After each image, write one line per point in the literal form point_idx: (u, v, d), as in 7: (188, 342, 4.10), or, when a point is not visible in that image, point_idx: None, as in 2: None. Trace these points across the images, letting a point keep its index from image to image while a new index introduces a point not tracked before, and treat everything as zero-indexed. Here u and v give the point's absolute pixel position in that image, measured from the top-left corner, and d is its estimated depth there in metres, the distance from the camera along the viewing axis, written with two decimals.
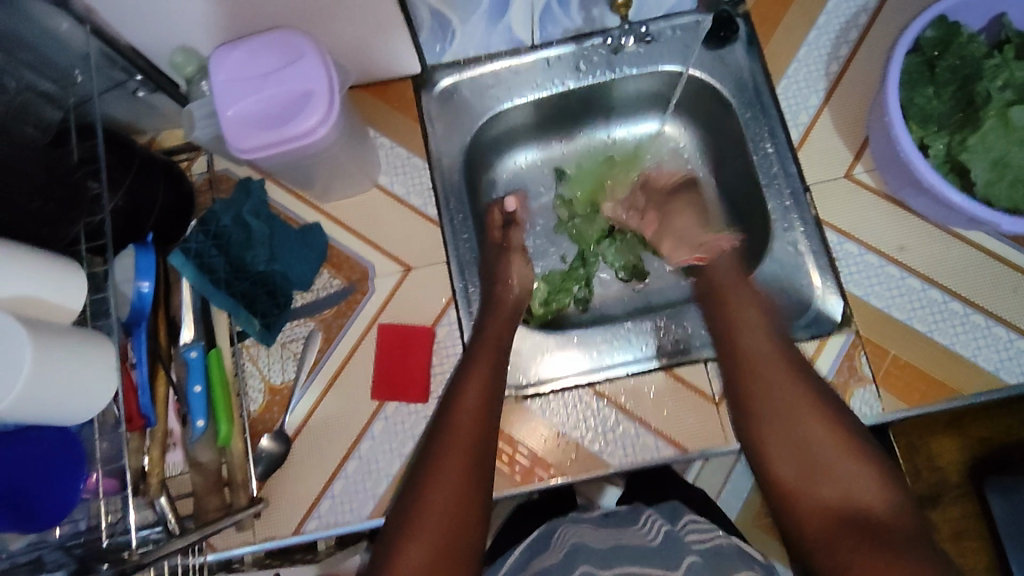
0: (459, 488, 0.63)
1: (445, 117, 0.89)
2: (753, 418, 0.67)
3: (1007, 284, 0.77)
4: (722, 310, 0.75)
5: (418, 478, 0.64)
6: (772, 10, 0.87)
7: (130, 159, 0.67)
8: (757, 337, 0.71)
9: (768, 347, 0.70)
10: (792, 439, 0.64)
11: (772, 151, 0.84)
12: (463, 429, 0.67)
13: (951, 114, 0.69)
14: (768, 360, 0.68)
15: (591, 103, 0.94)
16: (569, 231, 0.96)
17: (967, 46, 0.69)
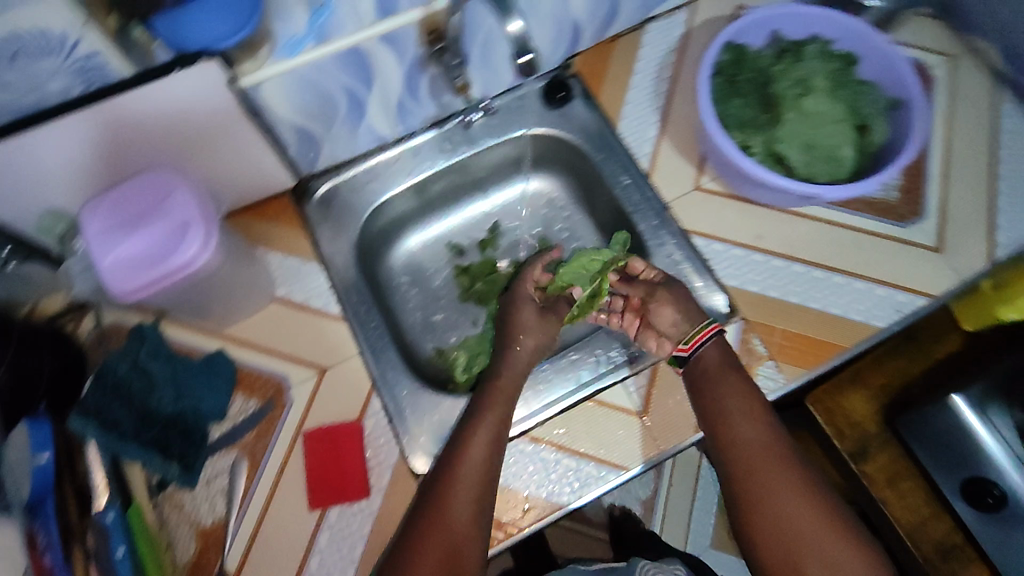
0: (468, 520, 0.70)
1: (330, 220, 0.93)
2: (737, 504, 0.74)
3: (852, 245, 0.88)
4: (709, 389, 0.78)
5: (426, 511, 0.71)
6: (596, 67, 1.01)
7: (9, 334, 0.69)
8: (745, 419, 0.76)
9: (756, 431, 0.76)
10: (778, 520, 0.71)
11: (630, 183, 0.95)
12: (477, 467, 0.72)
13: (756, 118, 0.84)
14: (761, 446, 0.75)
15: (467, 177, 1.02)
16: (475, 296, 1.01)
17: (751, 68, 0.85)
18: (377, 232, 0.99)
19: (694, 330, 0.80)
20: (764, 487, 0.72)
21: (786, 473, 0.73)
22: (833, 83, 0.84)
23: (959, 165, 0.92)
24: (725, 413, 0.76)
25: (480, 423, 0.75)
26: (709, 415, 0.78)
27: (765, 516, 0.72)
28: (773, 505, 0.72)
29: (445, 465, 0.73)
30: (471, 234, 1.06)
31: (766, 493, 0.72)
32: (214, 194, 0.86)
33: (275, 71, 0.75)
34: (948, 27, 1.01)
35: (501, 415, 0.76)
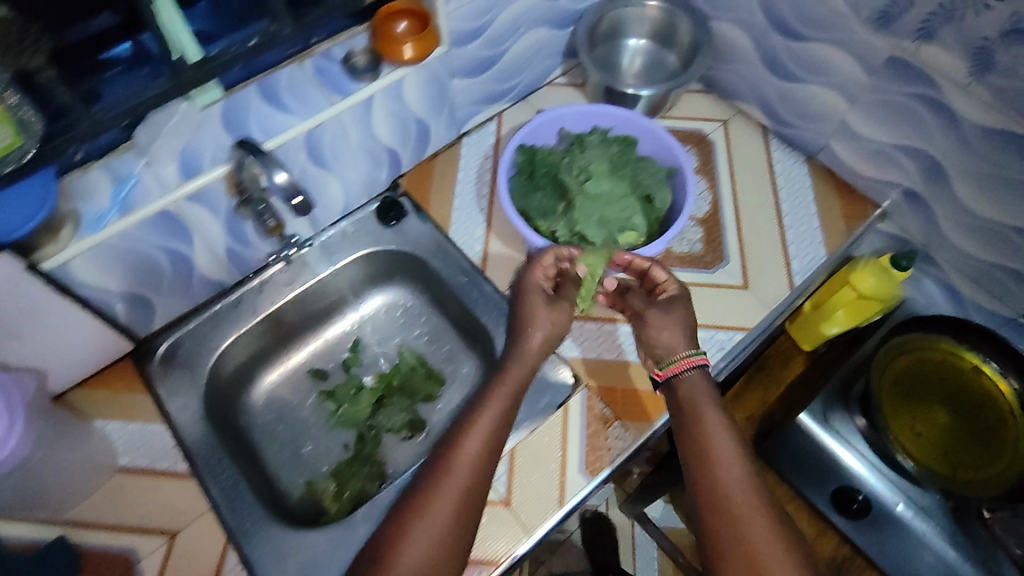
0: (467, 481, 0.73)
1: (175, 376, 0.92)
2: (710, 536, 0.69)
3: None
4: (692, 416, 0.78)
5: (412, 511, 0.71)
6: (421, 182, 1.08)
7: None
8: (728, 450, 0.73)
9: (741, 471, 0.72)
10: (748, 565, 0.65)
11: (466, 281, 1.00)
12: (471, 465, 0.74)
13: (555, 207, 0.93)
14: (747, 489, 0.70)
15: (318, 302, 1.04)
16: (342, 420, 1.02)
17: (541, 173, 0.94)
18: (231, 377, 0.98)
19: (677, 357, 0.83)
20: (747, 534, 0.66)
21: (770, 520, 0.68)
22: (613, 166, 0.95)
23: (748, 211, 1.04)
24: (707, 443, 0.74)
25: (481, 423, 0.77)
26: (692, 446, 0.75)
27: (746, 565, 0.65)
28: (744, 545, 0.66)
29: (440, 465, 0.74)
30: (332, 357, 1.07)
31: (748, 541, 0.66)
32: (42, 375, 0.85)
33: (82, 248, 0.76)
34: (718, 98, 1.16)
35: (501, 415, 0.79)
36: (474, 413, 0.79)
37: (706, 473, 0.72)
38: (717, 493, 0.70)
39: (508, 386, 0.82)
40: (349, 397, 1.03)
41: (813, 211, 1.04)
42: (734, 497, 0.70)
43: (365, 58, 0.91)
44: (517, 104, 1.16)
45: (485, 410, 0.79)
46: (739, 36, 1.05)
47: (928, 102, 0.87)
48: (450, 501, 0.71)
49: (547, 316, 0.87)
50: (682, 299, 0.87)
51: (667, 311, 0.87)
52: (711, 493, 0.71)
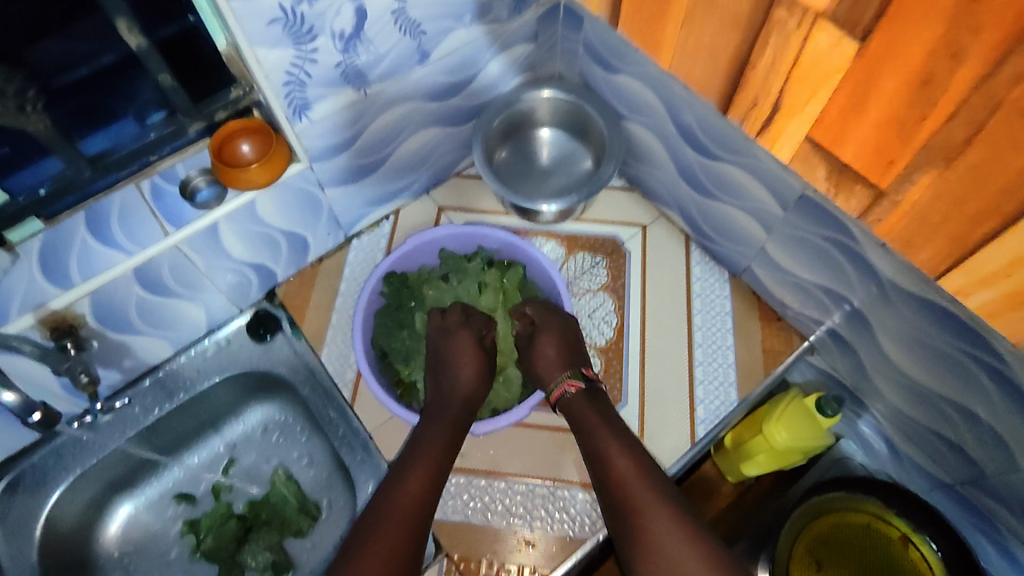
0: (419, 495, 0.72)
1: (10, 517, 0.86)
2: (622, 534, 0.69)
3: (555, 448, 0.87)
4: (587, 433, 0.78)
5: (355, 545, 0.68)
6: (300, 294, 0.99)
7: None
8: (622, 450, 0.75)
9: (637, 467, 0.73)
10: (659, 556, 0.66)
11: (335, 415, 0.92)
12: (411, 501, 0.71)
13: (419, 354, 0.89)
14: (644, 484, 0.71)
15: (184, 423, 0.97)
16: (203, 553, 0.94)
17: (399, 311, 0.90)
18: (79, 513, 0.92)
19: (554, 383, 0.82)
20: (650, 524, 0.68)
21: (671, 509, 0.69)
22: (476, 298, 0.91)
23: (655, 340, 0.93)
24: (605, 456, 0.75)
25: (421, 457, 0.75)
26: (592, 464, 0.76)
27: (654, 555, 0.66)
28: (651, 536, 0.67)
29: (381, 497, 0.72)
30: (200, 480, 1.00)
31: (655, 543, 0.67)
32: None
33: None
34: (640, 195, 1.05)
35: (442, 449, 0.76)
36: (414, 447, 0.77)
37: (608, 486, 0.73)
38: (620, 502, 0.71)
39: (446, 417, 0.80)
40: (209, 529, 0.94)
41: (729, 344, 0.92)
42: (636, 494, 0.70)
43: (206, 180, 0.80)
44: (417, 201, 1.05)
45: (425, 442, 0.77)
46: (652, 140, 0.94)
47: (843, 249, 0.76)
48: (392, 530, 0.69)
49: (470, 352, 0.83)
50: (551, 327, 0.86)
51: (548, 337, 0.85)
52: (616, 504, 0.71)
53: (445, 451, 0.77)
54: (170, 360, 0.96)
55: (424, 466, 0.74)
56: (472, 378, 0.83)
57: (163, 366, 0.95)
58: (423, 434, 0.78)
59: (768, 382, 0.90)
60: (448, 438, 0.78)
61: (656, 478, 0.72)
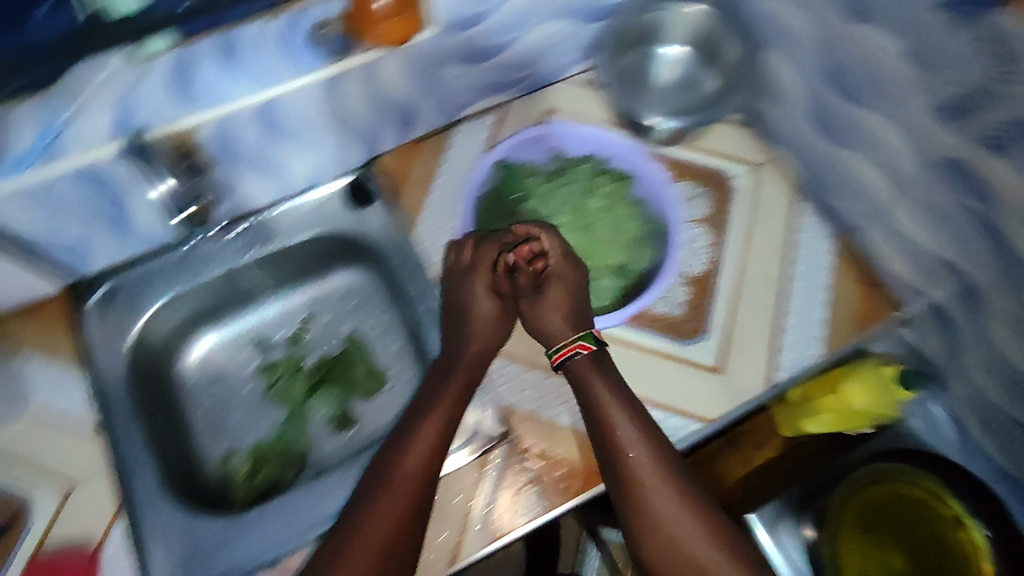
0: (425, 455, 0.76)
1: (110, 320, 0.91)
2: (626, 509, 0.74)
3: (631, 362, 0.86)
4: (595, 408, 0.78)
5: (367, 506, 0.73)
6: (399, 168, 1.00)
7: None
8: (630, 428, 0.77)
9: (644, 445, 0.76)
10: (662, 539, 0.72)
11: (419, 290, 0.95)
12: (417, 461, 0.75)
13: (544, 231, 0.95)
14: (652, 465, 0.75)
15: (271, 272, 1.01)
16: (276, 395, 1.00)
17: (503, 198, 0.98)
18: (166, 333, 0.96)
19: (561, 343, 0.84)
20: (658, 508, 0.73)
21: (675, 491, 0.74)
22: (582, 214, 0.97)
23: (749, 281, 0.92)
24: (608, 428, 0.77)
25: (429, 419, 0.79)
26: (596, 433, 0.78)
27: (660, 536, 0.72)
28: (658, 520, 0.72)
29: (393, 458, 0.76)
30: (281, 328, 1.04)
31: (658, 514, 0.72)
32: None
33: None
34: (755, 134, 1.01)
35: (449, 408, 0.80)
36: (420, 410, 0.81)
37: (610, 458, 0.76)
38: (623, 473, 0.75)
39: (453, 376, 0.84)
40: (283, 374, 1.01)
41: (820, 298, 0.91)
42: (644, 476, 0.74)
43: (336, 31, 0.78)
44: (525, 100, 1.04)
45: (433, 403, 0.81)
46: (792, 76, 0.90)
47: (980, 220, 0.73)
48: (401, 491, 0.73)
49: (487, 305, 0.89)
50: (563, 277, 0.90)
51: (558, 283, 0.89)
52: (618, 476, 0.75)
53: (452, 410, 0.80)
54: (275, 206, 0.98)
55: (432, 423, 0.79)
56: (489, 327, 0.88)
57: (266, 209, 0.98)
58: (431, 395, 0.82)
59: (845, 351, 0.89)
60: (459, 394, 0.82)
61: (660, 457, 0.75)
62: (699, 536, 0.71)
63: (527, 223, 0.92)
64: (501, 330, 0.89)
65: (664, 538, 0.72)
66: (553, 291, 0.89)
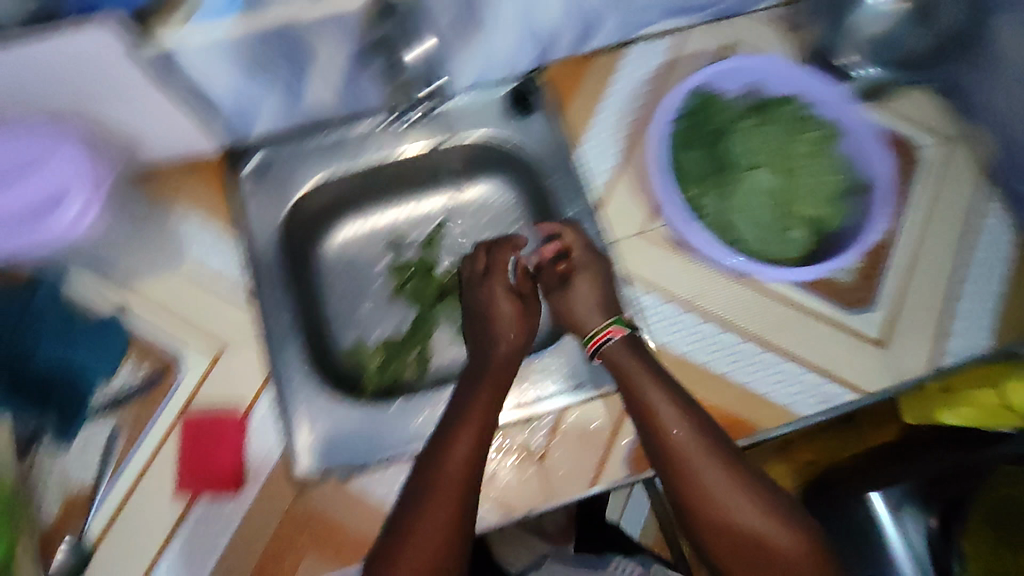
0: (465, 463, 0.71)
1: (262, 196, 0.88)
2: (677, 490, 0.72)
3: (792, 322, 0.84)
4: (632, 390, 0.75)
5: (412, 517, 0.69)
6: (570, 79, 0.93)
7: None
8: (673, 410, 0.73)
9: (689, 424, 0.73)
10: (720, 514, 0.70)
11: (574, 215, 0.90)
12: (458, 469, 0.70)
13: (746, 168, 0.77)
14: (698, 443, 0.72)
15: (418, 171, 0.97)
16: (407, 294, 0.98)
17: (716, 112, 0.79)
18: (310, 215, 0.94)
19: (591, 333, 0.80)
20: (708, 484, 0.71)
21: (723, 467, 0.71)
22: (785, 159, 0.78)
23: (925, 261, 0.87)
24: (651, 414, 0.74)
25: (464, 424, 0.73)
26: (636, 419, 0.75)
27: (714, 512, 0.70)
28: (711, 496, 0.71)
29: (431, 465, 0.71)
30: (417, 227, 1.01)
31: (712, 496, 0.70)
32: (136, 153, 0.81)
33: (198, 35, 0.66)
34: (950, 105, 0.94)
35: (484, 412, 0.74)
36: (457, 411, 0.76)
37: (660, 445, 0.73)
38: (670, 458, 0.72)
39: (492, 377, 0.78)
40: (413, 274, 0.98)
41: (998, 290, 0.86)
42: (693, 457, 0.71)
43: None
44: (708, 27, 0.96)
45: (471, 405, 0.75)
46: None
47: None
48: (445, 501, 0.68)
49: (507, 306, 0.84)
50: (590, 267, 0.83)
51: (583, 275, 0.83)
52: (667, 461, 0.72)
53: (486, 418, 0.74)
54: (439, 98, 0.93)
55: (469, 426, 0.73)
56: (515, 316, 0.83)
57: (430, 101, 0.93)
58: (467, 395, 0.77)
59: (994, 351, 0.84)
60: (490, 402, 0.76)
61: (705, 434, 0.73)
62: (757, 514, 0.70)
63: (551, 224, 0.86)
64: (529, 323, 0.84)
65: (721, 513, 0.70)
66: (578, 287, 0.82)
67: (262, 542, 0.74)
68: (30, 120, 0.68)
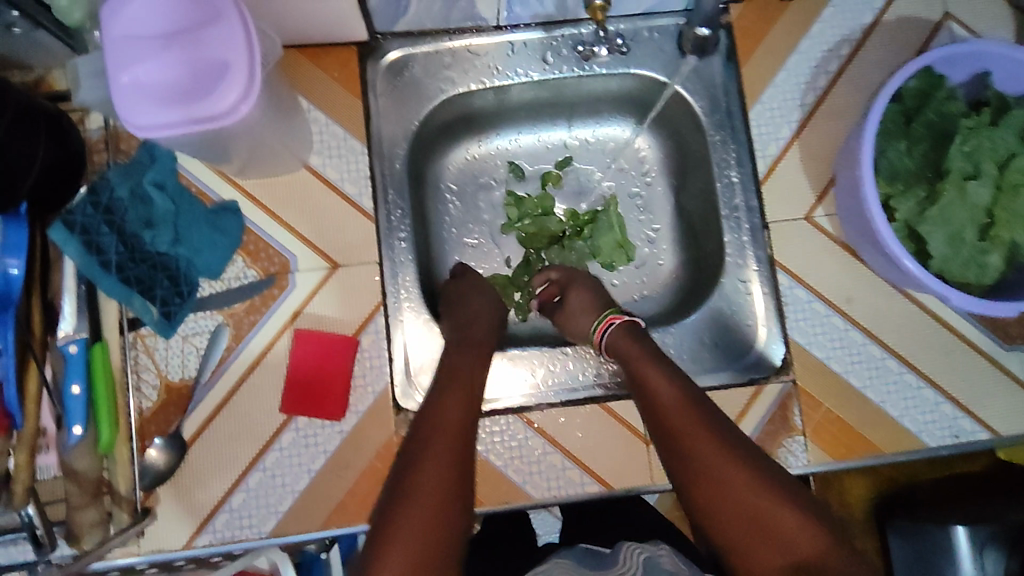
0: (457, 411, 0.64)
1: (391, 98, 0.79)
2: (675, 468, 0.63)
3: (941, 347, 0.78)
4: (633, 367, 0.70)
5: (404, 471, 0.59)
6: (756, 26, 0.81)
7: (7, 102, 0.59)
8: (670, 384, 0.67)
9: (684, 396, 0.66)
10: (717, 490, 0.60)
11: (736, 181, 0.80)
12: (456, 414, 0.64)
13: (965, 177, 0.67)
14: (687, 415, 0.64)
15: (559, 99, 0.86)
16: (518, 233, 0.88)
17: (945, 104, 0.68)
18: (436, 128, 0.85)
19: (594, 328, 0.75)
20: (703, 457, 0.61)
21: (719, 439, 0.62)
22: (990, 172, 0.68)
23: None
24: (648, 382, 0.68)
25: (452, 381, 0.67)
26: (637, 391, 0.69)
27: (710, 489, 0.60)
28: (707, 469, 0.61)
29: (416, 445, 0.61)
30: (538, 160, 0.91)
31: (705, 467, 0.61)
32: (269, 25, 0.71)
33: None
34: None
35: (464, 401, 0.66)
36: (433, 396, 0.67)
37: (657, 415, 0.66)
38: (663, 428, 0.65)
39: (462, 368, 0.69)
40: (519, 216, 0.88)
41: None
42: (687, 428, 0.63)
43: None
44: None
45: (445, 391, 0.67)
46: None
47: None
48: (434, 478, 0.58)
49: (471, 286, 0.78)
50: (576, 278, 0.81)
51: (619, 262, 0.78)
52: (663, 432, 0.65)
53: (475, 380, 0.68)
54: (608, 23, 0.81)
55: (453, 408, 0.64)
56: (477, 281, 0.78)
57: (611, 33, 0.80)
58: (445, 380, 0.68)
59: None
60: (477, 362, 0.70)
61: (702, 407, 0.65)
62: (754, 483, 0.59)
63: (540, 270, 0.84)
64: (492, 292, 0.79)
65: (719, 489, 0.60)
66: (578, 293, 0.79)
67: (355, 471, 0.72)
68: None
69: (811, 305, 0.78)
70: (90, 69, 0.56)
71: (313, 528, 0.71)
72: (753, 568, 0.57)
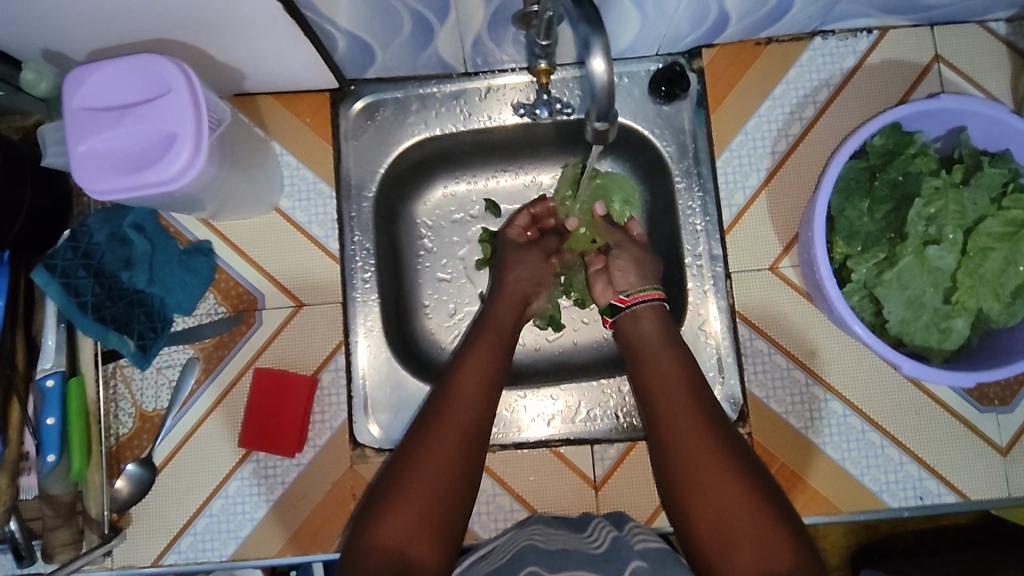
0: (479, 382, 0.67)
1: (363, 140, 0.81)
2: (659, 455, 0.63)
3: (911, 406, 0.76)
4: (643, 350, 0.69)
5: (422, 430, 0.63)
6: (728, 71, 0.80)
7: None
8: (675, 372, 0.67)
9: (681, 380, 0.66)
10: (696, 474, 0.60)
11: (701, 229, 0.79)
12: (475, 384, 0.67)
13: (925, 241, 0.64)
14: (687, 405, 0.64)
15: (535, 140, 0.85)
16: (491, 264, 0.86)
17: (912, 162, 0.66)
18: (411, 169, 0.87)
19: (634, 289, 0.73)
20: (700, 442, 0.61)
21: (716, 426, 0.62)
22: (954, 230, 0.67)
23: None
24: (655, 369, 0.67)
25: (472, 354, 0.70)
26: (639, 374, 0.68)
27: (693, 474, 0.60)
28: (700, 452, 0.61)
29: (396, 474, 0.60)
30: (515, 199, 0.89)
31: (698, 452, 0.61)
32: (241, 77, 0.75)
33: None
34: None
35: (482, 393, 0.66)
36: (424, 423, 0.64)
37: (655, 410, 0.65)
38: (654, 418, 0.65)
39: (464, 396, 0.65)
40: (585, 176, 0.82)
41: None
42: (681, 414, 0.63)
43: None
44: (910, 33, 0.79)
45: (435, 424, 0.63)
46: None
47: None
48: (404, 519, 0.57)
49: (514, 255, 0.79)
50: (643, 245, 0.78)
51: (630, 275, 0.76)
52: (650, 417, 0.65)
53: (496, 354, 0.71)
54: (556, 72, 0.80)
55: (449, 444, 0.62)
56: (526, 259, 0.79)
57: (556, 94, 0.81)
58: (451, 390, 0.66)
59: None
60: (497, 342, 0.72)
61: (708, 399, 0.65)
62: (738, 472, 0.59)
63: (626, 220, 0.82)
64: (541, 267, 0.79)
65: (699, 474, 0.60)
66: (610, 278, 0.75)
67: (310, 502, 0.76)
68: (128, 43, 0.61)
69: (768, 350, 0.77)
70: (57, 136, 0.62)
71: (270, 555, 0.75)
72: (723, 554, 0.56)
